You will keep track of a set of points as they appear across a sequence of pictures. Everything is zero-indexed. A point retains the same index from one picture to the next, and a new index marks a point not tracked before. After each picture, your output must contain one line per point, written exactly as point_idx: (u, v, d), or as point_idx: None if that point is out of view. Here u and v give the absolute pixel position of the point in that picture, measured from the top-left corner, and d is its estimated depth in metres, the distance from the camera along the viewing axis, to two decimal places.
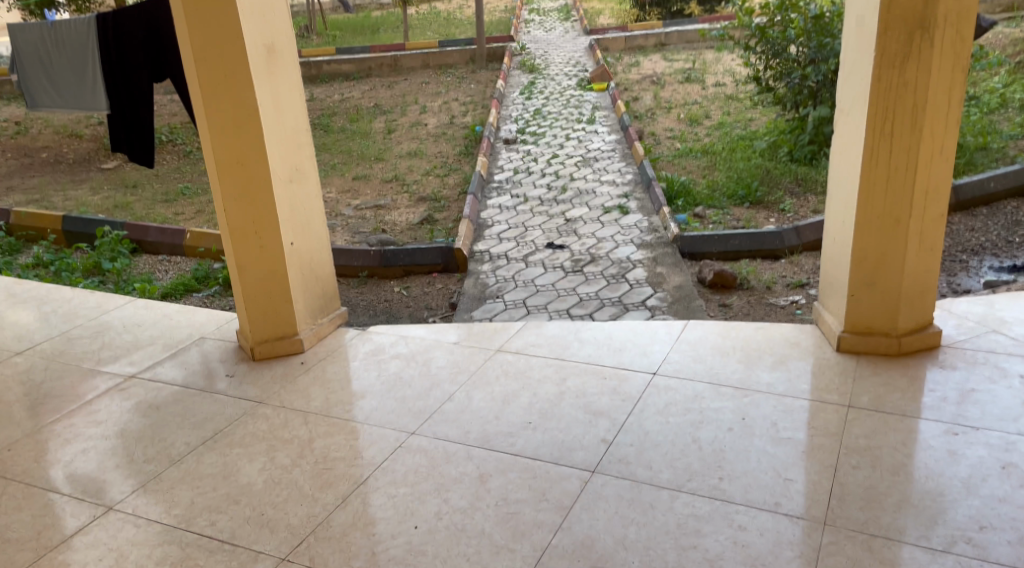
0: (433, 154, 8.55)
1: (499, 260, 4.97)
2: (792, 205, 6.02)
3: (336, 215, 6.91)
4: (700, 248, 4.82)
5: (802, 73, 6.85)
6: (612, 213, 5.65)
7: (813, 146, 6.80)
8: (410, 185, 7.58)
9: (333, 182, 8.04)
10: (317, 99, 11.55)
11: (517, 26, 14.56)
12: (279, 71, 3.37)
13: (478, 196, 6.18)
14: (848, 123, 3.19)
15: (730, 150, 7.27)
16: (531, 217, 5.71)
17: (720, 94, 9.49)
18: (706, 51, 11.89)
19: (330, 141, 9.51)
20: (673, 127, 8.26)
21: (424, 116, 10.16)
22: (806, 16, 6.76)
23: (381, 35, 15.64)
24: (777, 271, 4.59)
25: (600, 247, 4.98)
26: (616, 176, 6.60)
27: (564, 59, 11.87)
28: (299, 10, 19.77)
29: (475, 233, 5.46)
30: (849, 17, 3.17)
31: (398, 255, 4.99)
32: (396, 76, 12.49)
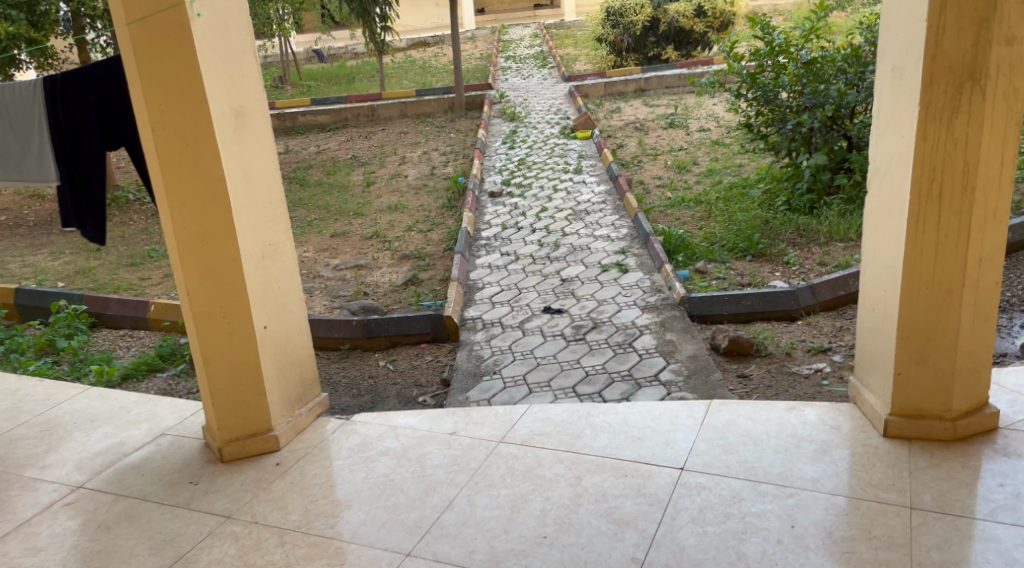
0: (415, 207, 8.21)
1: (493, 327, 4.60)
2: (797, 257, 5.69)
3: (314, 277, 6.51)
4: (710, 310, 4.46)
5: (797, 120, 6.47)
6: (610, 271, 5.30)
7: (812, 194, 6.51)
8: (391, 242, 7.21)
9: (310, 240, 7.65)
10: (293, 152, 11.21)
11: (495, 73, 14.38)
12: (253, 137, 3.03)
13: (465, 254, 5.82)
14: (886, 182, 2.90)
15: (725, 199, 6.97)
16: (525, 277, 5.34)
17: (705, 139, 9.26)
18: (688, 96, 11.73)
19: (307, 195, 9.15)
20: (662, 175, 7.97)
21: (404, 167, 9.84)
22: (800, 62, 6.46)
23: (356, 85, 15.42)
24: (795, 335, 4.24)
25: (601, 311, 4.63)
26: (610, 229, 6.26)
27: (544, 107, 11.64)
28: (273, 61, 19.55)
29: (465, 297, 5.08)
30: (883, 68, 2.89)
31: (383, 325, 4.59)
32: (373, 126, 12.20)
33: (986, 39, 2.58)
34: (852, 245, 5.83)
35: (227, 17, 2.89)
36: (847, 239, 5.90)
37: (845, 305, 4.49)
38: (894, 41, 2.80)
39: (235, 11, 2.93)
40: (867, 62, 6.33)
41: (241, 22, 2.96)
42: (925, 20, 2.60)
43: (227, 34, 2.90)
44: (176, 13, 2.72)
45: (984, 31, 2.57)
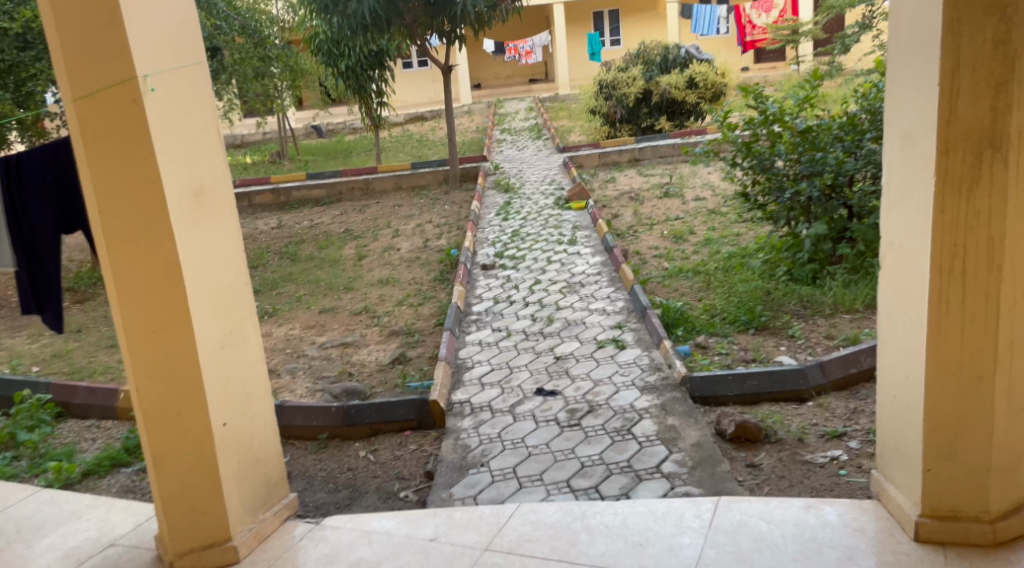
0: (407, 281, 7.99)
1: (482, 411, 4.29)
2: (802, 329, 5.43)
3: (299, 356, 6.25)
4: (714, 390, 4.17)
5: (794, 188, 6.22)
6: (607, 348, 5.00)
7: (815, 264, 6.26)
8: (380, 318, 6.97)
9: (296, 316, 7.41)
10: (285, 226, 11.04)
11: (490, 145, 14.37)
12: (213, 217, 2.80)
13: (454, 330, 5.52)
14: (901, 257, 2.67)
15: (725, 269, 6.73)
16: (517, 355, 5.05)
17: (702, 208, 9.10)
18: (683, 165, 11.64)
19: (297, 270, 8.94)
20: (659, 244, 7.77)
21: (397, 240, 9.66)
22: (795, 130, 6.25)
23: (352, 159, 15.40)
24: (806, 418, 3.95)
25: (598, 393, 4.33)
26: (606, 301, 5.97)
27: (539, 177, 11.53)
28: (271, 136, 19.61)
29: (453, 378, 4.78)
30: (893, 133, 2.68)
31: (364, 411, 4.31)
32: (367, 199, 12.08)
33: (1006, 104, 2.36)
34: (859, 316, 5.57)
35: (185, 90, 2.69)
36: (853, 310, 5.64)
37: (858, 383, 4.21)
38: (903, 106, 2.59)
39: (194, 83, 2.72)
40: (864, 129, 6.10)
41: (202, 94, 2.76)
42: (938, 83, 2.39)
43: (186, 108, 2.69)
44: (126, 86, 2.51)
45: (1003, 94, 2.36)
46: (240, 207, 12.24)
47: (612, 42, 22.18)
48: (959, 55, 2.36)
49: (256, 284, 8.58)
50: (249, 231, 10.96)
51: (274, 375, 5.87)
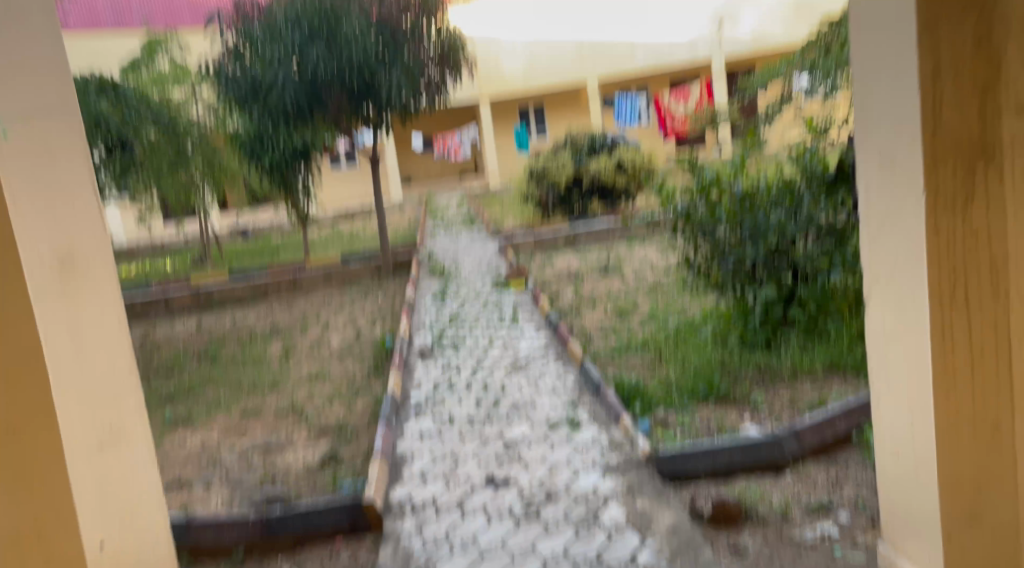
0: (338, 375, 7.45)
1: (426, 509, 3.76)
2: (764, 398, 5.10)
3: (218, 464, 5.63)
4: (684, 465, 3.75)
5: (740, 254, 5.94)
6: (560, 428, 4.56)
7: (767, 330, 5.96)
8: (309, 416, 6.40)
9: (216, 421, 6.78)
10: (206, 327, 10.40)
11: (422, 235, 14.08)
12: (90, 292, 2.45)
13: (391, 420, 5.00)
14: (891, 292, 2.43)
15: (675, 341, 6.43)
16: (462, 444, 4.55)
17: (643, 284, 8.87)
18: (619, 244, 11.49)
19: (218, 372, 8.31)
20: (603, 321, 7.45)
21: (327, 334, 9.13)
22: (733, 196, 6.02)
23: (280, 257, 14.88)
24: (787, 491, 3.55)
25: (555, 478, 3.87)
26: (554, 379, 5.56)
27: (474, 263, 11.22)
28: (195, 239, 18.98)
29: (391, 474, 4.24)
30: (866, 157, 2.49)
31: (287, 520, 3.78)
32: (295, 295, 11.53)
33: (994, 112, 2.19)
34: (820, 380, 5.29)
35: (52, 146, 2.37)
36: (813, 375, 5.36)
37: (834, 449, 3.89)
38: (877, 129, 2.41)
39: (59, 135, 2.40)
40: (802, 191, 5.79)
41: (70, 148, 2.45)
42: (918, 91, 2.19)
43: (54, 166, 2.36)
44: None
45: (990, 102, 2.19)
46: None
47: None
48: (937, 59, 2.18)
49: (172, 389, 7.91)
50: (168, 334, 10.28)
51: (188, 487, 5.24)
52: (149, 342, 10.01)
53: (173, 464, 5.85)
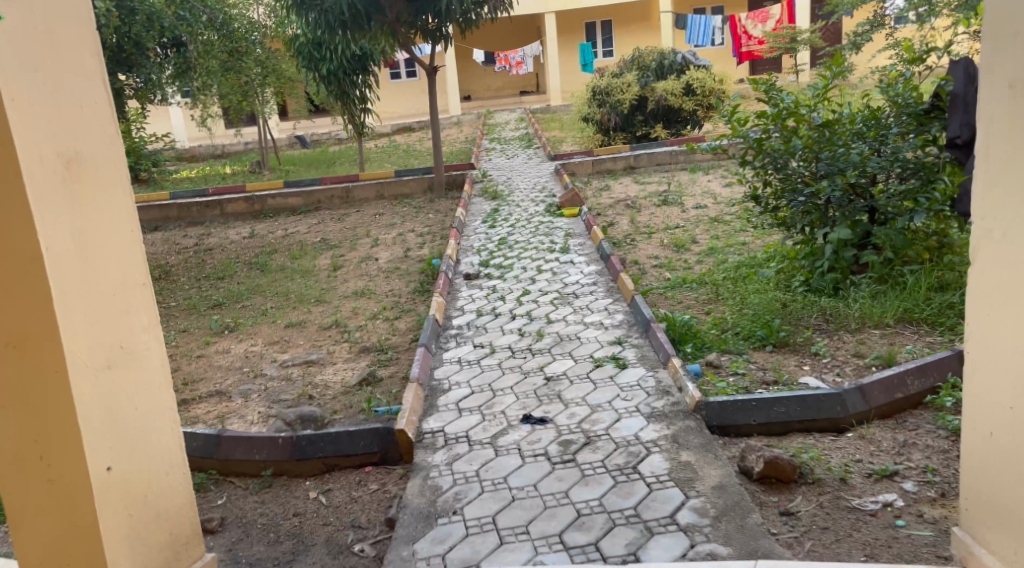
0: (383, 293, 7.30)
1: (457, 443, 3.59)
2: (827, 346, 4.77)
3: (257, 376, 5.53)
4: (734, 418, 3.50)
5: (813, 189, 5.51)
6: (605, 367, 4.32)
7: (836, 274, 5.55)
8: (351, 333, 6.29)
9: (261, 331, 6.70)
10: (258, 236, 10.33)
11: (478, 154, 13.74)
12: (94, 196, 2.22)
13: (430, 346, 4.82)
14: (1012, 250, 2.19)
15: (733, 280, 6.06)
16: (501, 376, 4.35)
17: (704, 216, 8.46)
18: (681, 173, 11.01)
19: (266, 282, 8.22)
20: (658, 254, 7.11)
21: (376, 250, 8.97)
22: (812, 124, 5.54)
23: (335, 169, 14.72)
24: (848, 453, 3.28)
25: (595, 421, 3.65)
26: (602, 313, 5.29)
27: (529, 185, 10.88)
28: (253, 146, 18.88)
29: (425, 402, 4.08)
30: (999, 88, 2.23)
31: (316, 442, 3.63)
32: (347, 208, 11.39)
33: None
34: (890, 331, 4.90)
35: (51, 27, 2.12)
36: (882, 325, 4.99)
37: (903, 411, 3.58)
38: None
39: (61, 16, 2.16)
40: (889, 124, 5.32)
41: (77, 32, 2.20)
42: None
43: (55, 50, 2.13)
44: None
45: None
46: (212, 215, 11.50)
47: (604, 53, 21.65)
48: None
49: (220, 296, 7.85)
50: (221, 241, 10.24)
51: (226, 397, 5.15)
52: (201, 247, 9.98)
53: (215, 372, 5.77)
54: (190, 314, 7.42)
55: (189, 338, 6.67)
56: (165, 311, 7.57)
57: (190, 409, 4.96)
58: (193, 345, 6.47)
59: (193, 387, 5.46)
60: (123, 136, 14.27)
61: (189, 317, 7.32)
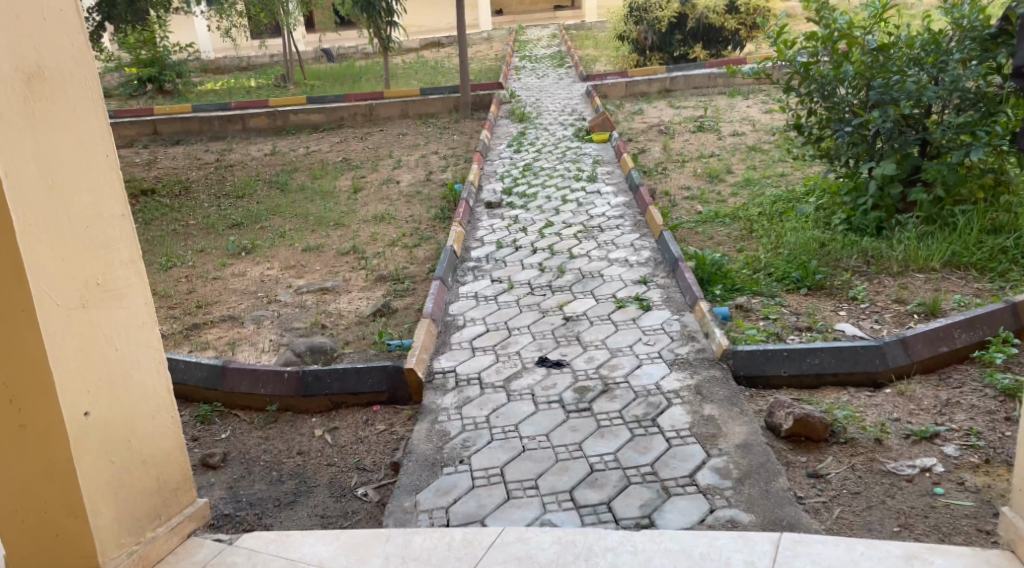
0: (404, 218, 7.07)
1: (468, 385, 3.42)
2: (865, 291, 4.51)
3: (270, 302, 5.36)
4: (763, 369, 3.32)
5: (861, 119, 5.14)
6: (627, 309, 4.11)
7: (880, 213, 5.24)
8: (369, 259, 6.09)
9: (278, 253, 6.51)
10: (280, 153, 10.06)
11: (508, 72, 13.25)
12: (61, 117, 2.00)
13: (446, 279, 4.63)
14: None
15: (769, 216, 5.76)
16: (518, 315, 4.17)
17: (740, 144, 8.07)
18: (719, 97, 10.53)
19: (286, 202, 7.99)
20: (691, 185, 6.79)
21: (399, 172, 8.70)
22: (866, 47, 5.14)
23: (361, 85, 14.31)
24: (885, 411, 3.07)
25: (614, 367, 3.46)
26: (628, 250, 5.04)
27: (558, 107, 10.47)
28: (278, 58, 18.39)
29: (440, 340, 3.94)
30: None
31: (323, 378, 3.47)
32: (371, 127, 11.06)
33: None
34: (934, 277, 4.63)
35: None
36: (926, 269, 4.72)
37: (947, 365, 3.37)
38: None
39: None
40: (950, 49, 4.89)
41: None
42: None
43: None
44: None
45: None
46: (234, 130, 11.20)
47: None
48: None
49: (238, 215, 7.63)
50: (242, 158, 9.99)
51: (238, 322, 4.98)
52: (222, 164, 9.74)
53: (229, 295, 5.60)
54: (207, 232, 7.22)
55: (205, 258, 6.48)
56: (182, 229, 7.37)
57: (201, 334, 4.79)
58: (209, 266, 6.28)
59: (206, 311, 5.30)
60: (145, 44, 13.87)
61: (206, 236, 7.13)
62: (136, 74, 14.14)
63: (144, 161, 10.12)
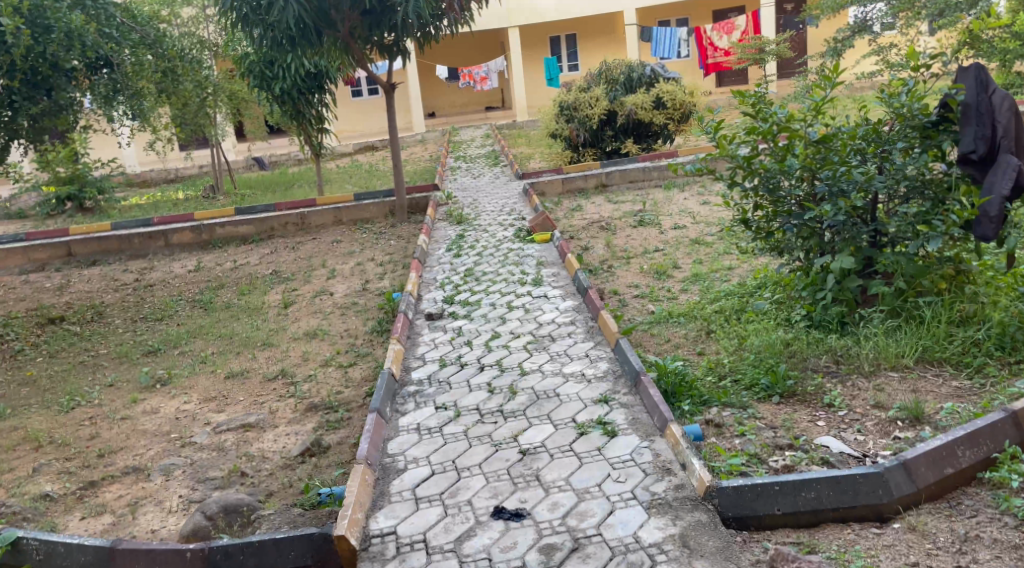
0: (338, 334, 6.54)
1: (413, 550, 3.04)
2: (841, 396, 4.03)
3: (185, 446, 4.74)
4: (753, 508, 3.02)
5: (815, 213, 4.69)
6: (591, 437, 3.67)
7: (842, 306, 4.76)
8: (298, 383, 5.51)
9: (197, 380, 5.88)
10: (204, 269, 9.48)
11: (443, 173, 13.05)
12: None
13: (383, 411, 4.10)
14: None
15: (726, 314, 5.29)
16: (467, 449, 3.69)
17: (683, 237, 7.84)
18: (656, 190, 10.44)
19: (209, 321, 7.35)
20: (638, 282, 6.46)
21: (332, 282, 8.21)
22: (808, 139, 4.78)
23: (293, 191, 13.90)
24: (901, 553, 2.79)
25: (586, 513, 3.11)
26: (583, 362, 4.59)
27: (496, 206, 10.19)
28: (207, 168, 17.93)
29: (378, 490, 3.45)
30: None
31: (234, 555, 3.10)
32: (303, 235, 10.57)
33: None
34: (911, 374, 4.20)
35: None
36: (899, 367, 4.28)
37: (955, 489, 3.11)
38: None
39: None
40: (892, 138, 4.61)
41: None
42: None
43: None
44: None
45: None
46: (156, 246, 10.59)
47: (569, 67, 21.11)
48: None
49: (155, 340, 6.98)
50: (163, 276, 9.38)
51: (144, 475, 4.39)
52: (141, 284, 9.10)
53: (137, 438, 4.94)
54: (119, 362, 6.54)
55: (114, 394, 5.79)
56: (91, 361, 6.69)
57: (98, 494, 4.25)
58: (118, 403, 5.61)
59: (109, 461, 4.65)
60: (63, 161, 13.29)
61: (118, 367, 6.46)
62: (55, 192, 13.48)
63: (56, 285, 9.41)
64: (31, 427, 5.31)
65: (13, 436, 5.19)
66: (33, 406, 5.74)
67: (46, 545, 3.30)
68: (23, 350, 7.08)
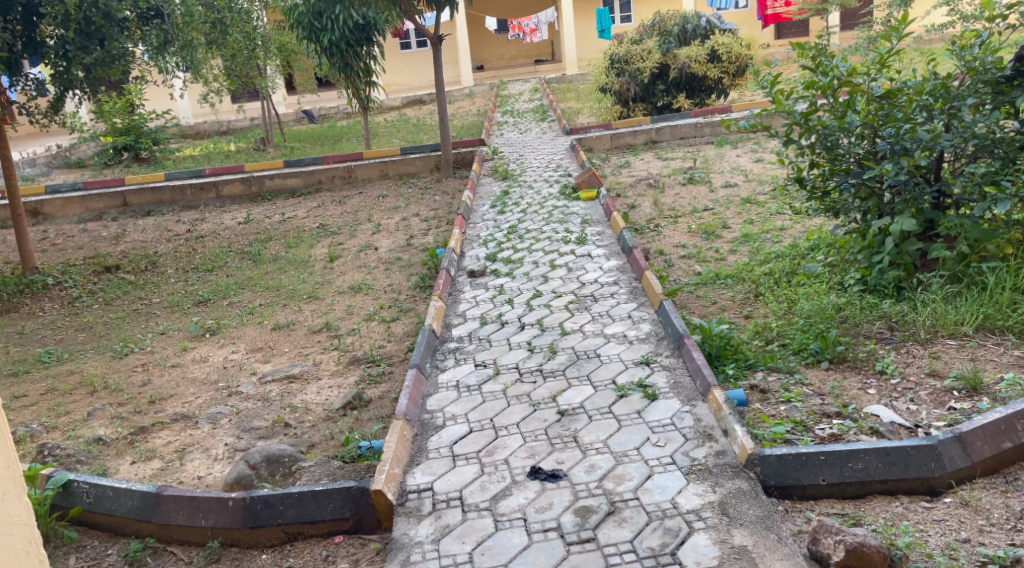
0: (382, 288, 6.54)
1: (449, 508, 3.03)
2: (895, 364, 3.89)
3: (231, 396, 4.80)
4: (797, 477, 2.94)
5: (874, 172, 4.48)
6: (631, 400, 3.61)
7: (899, 270, 4.55)
8: (342, 336, 5.53)
9: (245, 331, 5.93)
10: (254, 221, 9.56)
11: (490, 128, 12.89)
12: None
13: (423, 367, 4.10)
14: None
15: (776, 276, 5.12)
16: (505, 409, 3.66)
17: (734, 196, 7.64)
18: (708, 146, 10.19)
19: (257, 273, 7.42)
20: (686, 242, 6.30)
21: (378, 237, 8.21)
22: (871, 94, 4.57)
23: (341, 145, 13.89)
24: (950, 529, 2.70)
25: (623, 477, 3.07)
26: (626, 323, 4.50)
27: (542, 162, 10.04)
28: (258, 120, 18.02)
29: (415, 448, 3.45)
30: None
31: (272, 507, 3.11)
32: (350, 189, 10.56)
33: None
34: (969, 343, 4.03)
35: None
36: (958, 335, 4.10)
37: (1012, 464, 2.99)
38: None
39: None
40: (961, 94, 4.36)
41: None
42: None
43: None
44: None
45: None
46: (208, 198, 10.70)
47: (622, 18, 20.54)
48: None
49: (206, 291, 7.08)
50: (214, 227, 9.50)
51: (192, 423, 4.47)
52: (193, 234, 9.23)
53: (186, 386, 5.02)
54: (171, 311, 6.66)
55: (165, 342, 5.90)
56: (144, 309, 6.83)
57: (148, 439, 4.34)
58: (168, 351, 5.71)
59: (159, 408, 4.74)
60: (120, 112, 13.48)
61: (169, 316, 6.57)
62: (112, 143, 13.70)
63: (112, 235, 9.60)
64: (86, 371, 5.44)
65: (69, 379, 5.33)
66: (89, 351, 5.88)
67: (95, 489, 3.33)
68: (81, 298, 7.25)
